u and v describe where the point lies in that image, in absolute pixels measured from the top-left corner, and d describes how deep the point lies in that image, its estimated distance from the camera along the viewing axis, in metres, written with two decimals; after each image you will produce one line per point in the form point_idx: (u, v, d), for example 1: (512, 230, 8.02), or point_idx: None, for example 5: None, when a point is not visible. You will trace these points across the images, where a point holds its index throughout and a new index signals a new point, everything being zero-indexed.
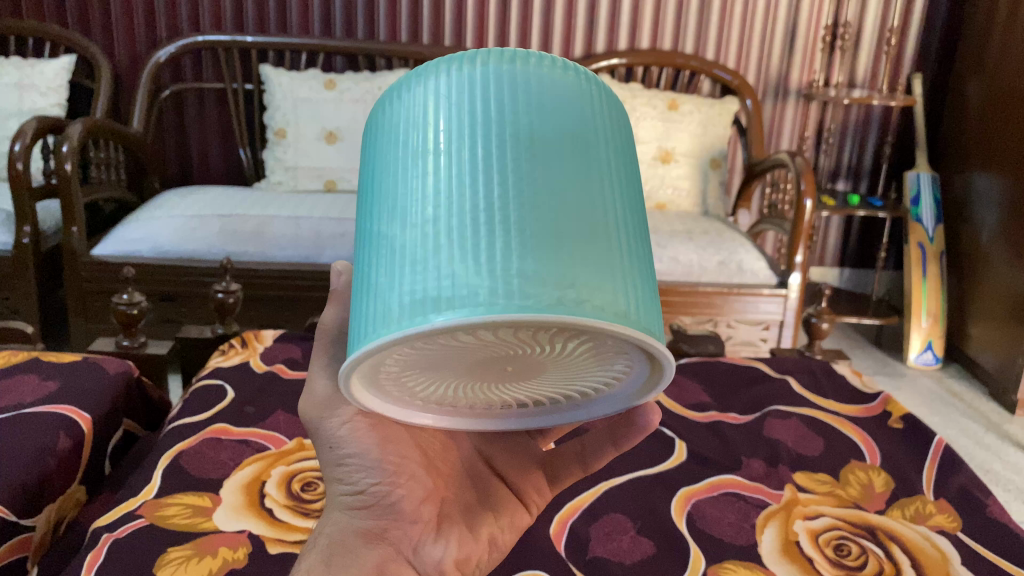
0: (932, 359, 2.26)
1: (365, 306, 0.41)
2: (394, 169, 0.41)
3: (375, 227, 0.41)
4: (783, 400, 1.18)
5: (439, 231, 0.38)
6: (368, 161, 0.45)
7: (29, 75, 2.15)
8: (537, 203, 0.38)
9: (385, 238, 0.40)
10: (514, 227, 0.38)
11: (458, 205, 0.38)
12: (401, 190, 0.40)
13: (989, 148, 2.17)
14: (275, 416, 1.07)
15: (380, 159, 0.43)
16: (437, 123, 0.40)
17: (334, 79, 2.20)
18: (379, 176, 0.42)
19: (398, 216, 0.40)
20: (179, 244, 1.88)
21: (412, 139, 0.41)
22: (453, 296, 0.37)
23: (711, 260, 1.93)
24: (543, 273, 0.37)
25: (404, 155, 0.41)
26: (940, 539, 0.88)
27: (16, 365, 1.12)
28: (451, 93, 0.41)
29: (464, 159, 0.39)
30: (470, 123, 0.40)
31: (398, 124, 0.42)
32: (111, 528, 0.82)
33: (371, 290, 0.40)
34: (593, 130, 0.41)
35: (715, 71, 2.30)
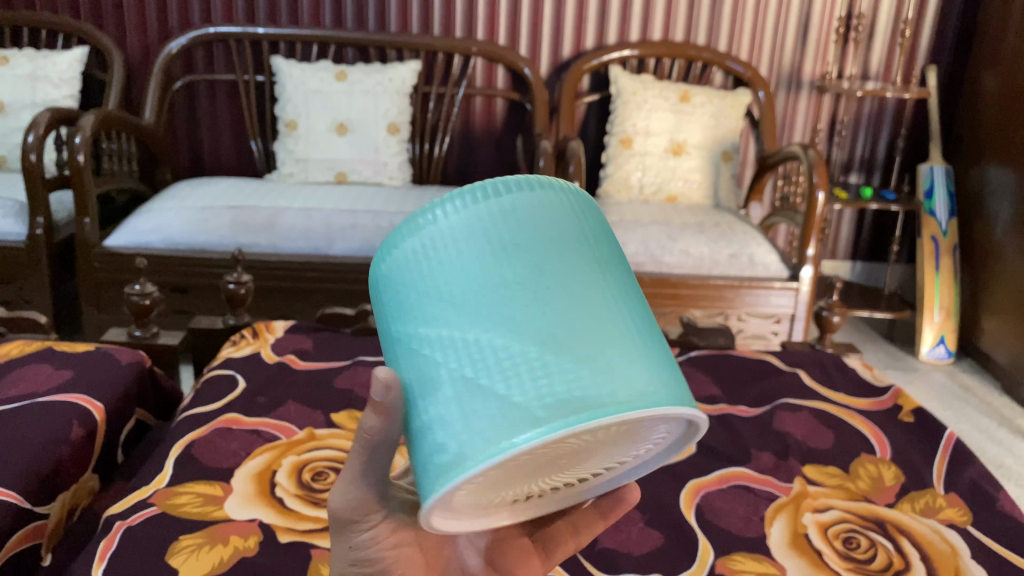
0: (944, 353, 2.25)
1: (433, 440, 0.41)
2: (429, 303, 0.41)
3: (422, 365, 0.42)
4: (793, 393, 1.17)
5: (494, 353, 0.40)
6: (385, 299, 0.44)
7: (42, 67, 2.16)
8: (581, 315, 0.40)
9: (439, 376, 0.41)
10: (573, 341, 0.40)
11: (513, 330, 0.40)
12: (440, 319, 0.41)
13: (1004, 141, 2.15)
14: (286, 406, 1.07)
15: (406, 297, 0.43)
16: (469, 255, 0.41)
17: (345, 70, 2.20)
18: (410, 314, 0.42)
19: (450, 351, 0.41)
20: (191, 235, 1.89)
21: (433, 278, 0.42)
22: (538, 414, 0.39)
23: (722, 253, 1.93)
24: (612, 379, 0.40)
25: (438, 289, 0.41)
26: (950, 533, 0.88)
27: (30, 354, 1.13)
28: (475, 223, 0.42)
29: (508, 283, 0.40)
30: (506, 249, 0.41)
31: (422, 259, 0.42)
32: (124, 515, 0.83)
33: (436, 426, 0.41)
34: (596, 235, 0.44)
35: (727, 62, 2.29)
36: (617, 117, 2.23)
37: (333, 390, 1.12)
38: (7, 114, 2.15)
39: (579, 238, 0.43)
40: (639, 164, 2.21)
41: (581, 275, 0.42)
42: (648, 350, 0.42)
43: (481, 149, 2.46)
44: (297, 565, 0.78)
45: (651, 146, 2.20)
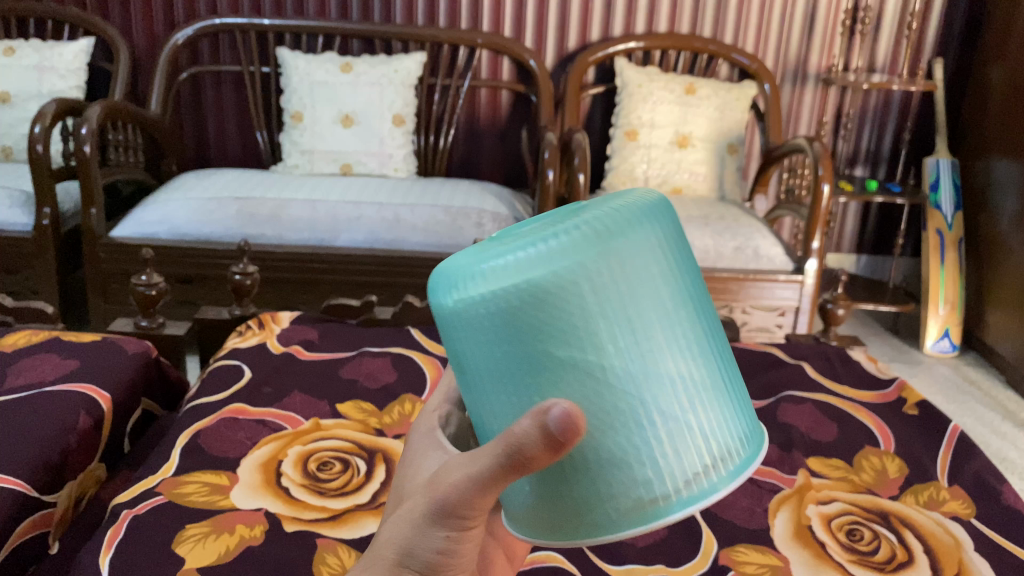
0: (949, 347, 2.25)
1: (621, 480, 0.36)
2: (617, 336, 0.35)
3: (606, 397, 0.35)
4: (798, 385, 1.17)
5: (633, 427, 0.36)
6: (538, 320, 0.35)
7: (49, 58, 2.17)
8: (703, 373, 0.37)
9: (632, 414, 0.36)
10: (728, 374, 0.40)
11: (701, 367, 0.38)
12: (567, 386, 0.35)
13: (1011, 134, 2.14)
14: (291, 396, 1.07)
15: (590, 324, 0.35)
16: (663, 284, 0.36)
17: (351, 62, 2.20)
18: (593, 344, 0.35)
19: (650, 389, 0.36)
20: (197, 226, 1.90)
21: (556, 342, 0.35)
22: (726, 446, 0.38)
23: (727, 245, 1.93)
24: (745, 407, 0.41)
25: (636, 321, 0.35)
26: (954, 525, 0.88)
27: (37, 344, 1.14)
28: (661, 249, 0.37)
29: (692, 317, 0.38)
30: (684, 281, 0.38)
31: (617, 282, 0.35)
32: (131, 504, 0.83)
33: (624, 461, 0.36)
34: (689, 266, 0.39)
35: (733, 55, 2.28)
36: (622, 109, 2.22)
37: (338, 380, 1.13)
38: (13, 105, 2.15)
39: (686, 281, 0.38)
40: (644, 157, 2.20)
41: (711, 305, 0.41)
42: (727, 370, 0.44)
43: (485, 141, 2.45)
44: (304, 553, 0.79)
45: (657, 139, 2.20)
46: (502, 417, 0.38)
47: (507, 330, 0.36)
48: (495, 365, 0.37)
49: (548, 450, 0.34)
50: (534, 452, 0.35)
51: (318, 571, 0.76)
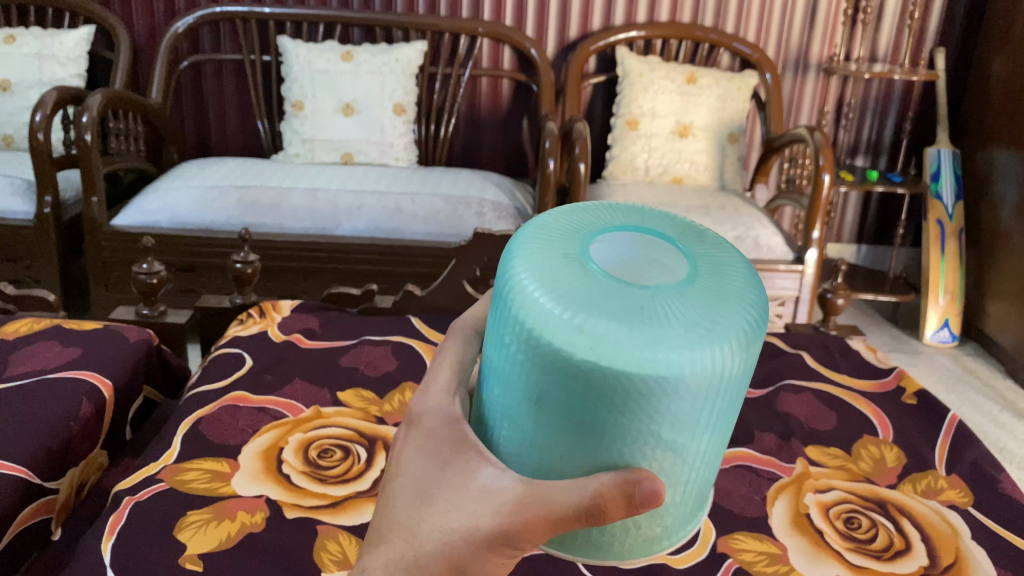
0: (949, 337, 2.25)
1: (646, 526, 0.41)
2: (699, 420, 0.38)
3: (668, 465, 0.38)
4: (797, 374, 1.18)
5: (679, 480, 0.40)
6: (651, 403, 0.36)
7: (49, 45, 2.16)
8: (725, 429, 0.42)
9: (680, 473, 0.39)
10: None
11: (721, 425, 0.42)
12: (654, 442, 0.37)
13: (1013, 124, 2.14)
14: (292, 384, 1.08)
15: (688, 412, 0.37)
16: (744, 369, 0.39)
17: (351, 51, 2.19)
18: (682, 427, 0.37)
19: (696, 456, 0.40)
20: (197, 214, 1.90)
21: (667, 414, 0.36)
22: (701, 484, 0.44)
23: (727, 235, 1.93)
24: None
25: (716, 408, 0.38)
26: (951, 513, 0.88)
27: (39, 332, 1.14)
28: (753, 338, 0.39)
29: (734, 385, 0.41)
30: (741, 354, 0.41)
31: (724, 380, 0.37)
32: (133, 490, 0.84)
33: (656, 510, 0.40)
34: None
35: (734, 44, 2.27)
36: (623, 98, 2.22)
37: (338, 368, 1.13)
38: (14, 93, 2.15)
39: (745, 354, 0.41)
40: (644, 146, 2.20)
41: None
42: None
43: (486, 130, 2.45)
44: (305, 540, 0.79)
45: (658, 128, 2.20)
46: (551, 449, 0.39)
47: (616, 400, 0.36)
48: (588, 410, 0.36)
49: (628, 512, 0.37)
50: (607, 512, 0.37)
51: (319, 559, 0.77)
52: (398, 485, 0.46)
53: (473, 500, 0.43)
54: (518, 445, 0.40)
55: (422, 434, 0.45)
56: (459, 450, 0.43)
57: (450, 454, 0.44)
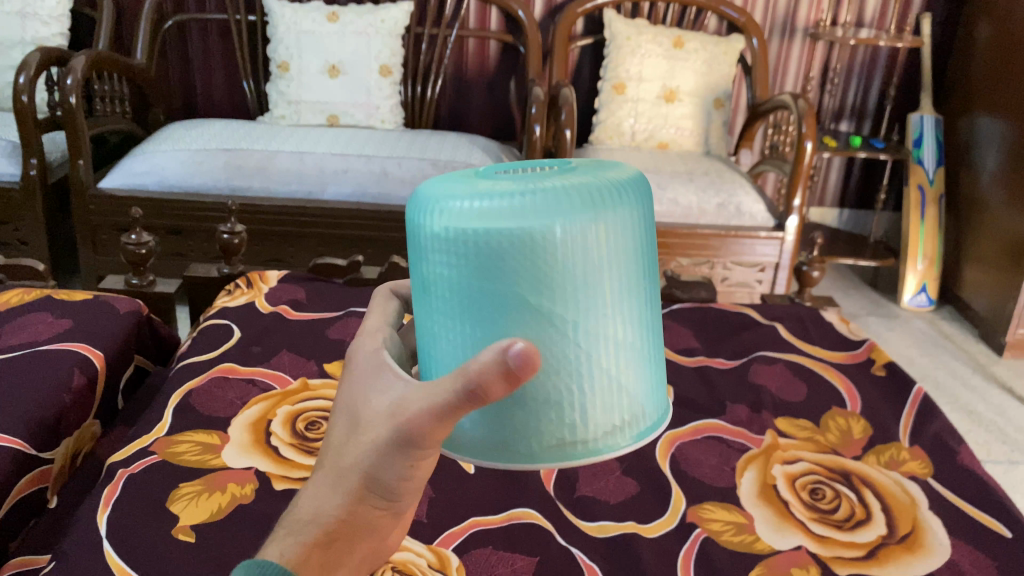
0: (926, 301, 2.29)
1: (554, 423, 0.39)
2: (582, 291, 0.38)
3: (558, 344, 0.38)
4: (771, 346, 1.21)
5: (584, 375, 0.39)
6: (519, 265, 0.37)
7: (31, 4, 2.14)
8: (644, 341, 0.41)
9: (581, 367, 0.39)
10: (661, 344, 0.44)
11: (640, 330, 0.41)
12: (542, 321, 0.38)
13: (995, 91, 2.16)
14: (279, 355, 1.11)
15: (561, 278, 0.37)
16: (628, 247, 0.39)
17: (337, 11, 2.18)
18: (564, 296, 0.38)
19: (597, 344, 0.39)
20: (184, 178, 1.91)
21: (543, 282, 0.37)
22: (644, 409, 0.42)
23: (710, 202, 1.95)
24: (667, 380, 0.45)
25: (596, 277, 0.38)
26: (911, 484, 0.93)
27: (31, 303, 1.16)
28: (636, 223, 0.40)
29: (642, 281, 0.41)
30: (644, 249, 0.41)
31: (594, 248, 0.38)
32: (127, 463, 0.87)
33: (563, 406, 0.39)
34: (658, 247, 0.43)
35: (722, 8, 2.27)
36: (610, 62, 2.22)
37: (325, 340, 1.16)
38: None
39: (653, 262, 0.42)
40: (631, 111, 2.21)
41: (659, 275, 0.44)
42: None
43: (474, 92, 2.45)
44: None
45: (644, 93, 2.20)
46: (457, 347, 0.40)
47: (490, 266, 0.37)
48: (470, 288, 0.38)
49: (506, 381, 0.36)
50: (488, 390, 0.37)
51: None
52: (334, 422, 0.50)
53: (382, 418, 0.46)
54: (436, 355, 0.42)
55: (351, 367, 0.49)
56: (378, 372, 0.47)
57: (371, 380, 0.47)
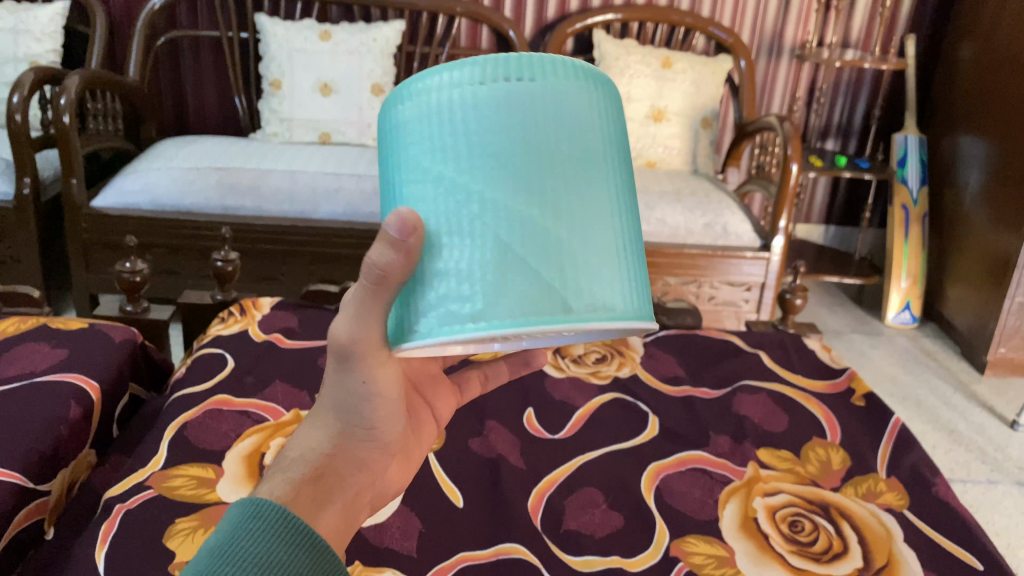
0: (909, 318, 2.33)
1: (448, 292, 0.44)
2: (473, 159, 0.44)
3: (454, 208, 0.44)
4: (754, 375, 1.24)
5: (483, 245, 0.43)
6: (423, 132, 0.46)
7: (23, 21, 2.15)
8: (567, 224, 0.44)
9: (475, 235, 0.44)
10: (595, 239, 0.45)
11: (550, 210, 0.44)
12: (442, 186, 0.45)
13: (978, 112, 2.19)
14: (273, 386, 1.13)
15: (454, 146, 0.45)
16: (525, 126, 0.44)
17: (330, 30, 2.20)
18: (457, 161, 0.44)
19: (493, 214, 0.44)
20: (177, 196, 1.93)
21: (441, 149, 0.45)
22: (554, 290, 0.43)
23: (697, 222, 1.98)
24: (619, 287, 0.46)
25: (488, 148, 0.44)
26: (887, 517, 0.95)
27: (27, 332, 1.18)
28: (542, 106, 0.45)
29: (553, 163, 0.44)
30: (559, 137, 0.45)
31: (486, 116, 0.44)
32: (123, 498, 0.89)
33: (456, 278, 0.44)
34: (601, 144, 0.46)
35: (710, 28, 2.30)
36: None
37: (317, 370, 1.18)
38: None
39: (578, 149, 0.45)
40: None
41: (609, 178, 0.47)
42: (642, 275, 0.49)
43: None
44: None
45: (632, 112, 2.22)
46: None
47: (408, 138, 0.46)
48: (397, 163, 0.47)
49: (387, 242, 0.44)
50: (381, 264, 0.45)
51: None
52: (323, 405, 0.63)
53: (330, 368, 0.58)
54: None
55: None
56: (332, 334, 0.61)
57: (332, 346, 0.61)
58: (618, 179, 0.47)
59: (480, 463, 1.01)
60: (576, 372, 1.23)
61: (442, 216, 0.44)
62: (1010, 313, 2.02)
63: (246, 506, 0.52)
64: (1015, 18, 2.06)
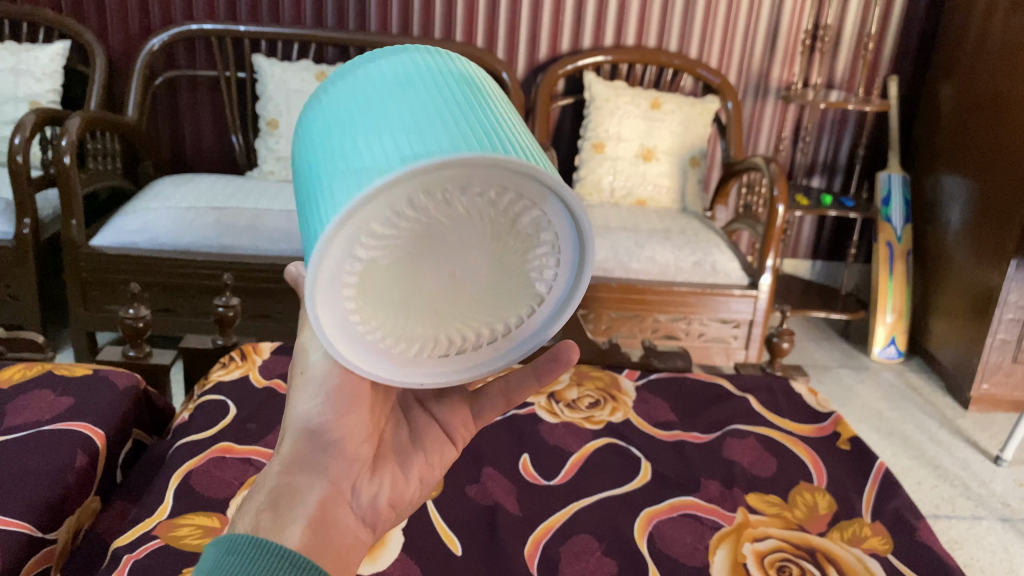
0: (895, 353, 2.37)
1: (324, 199, 0.47)
2: (318, 132, 0.51)
3: (324, 143, 0.50)
4: (742, 419, 1.28)
5: (344, 149, 0.47)
6: (305, 119, 0.54)
7: (24, 61, 2.18)
8: (420, 106, 0.47)
9: (340, 148, 0.48)
10: (405, 118, 0.47)
11: (358, 120, 0.48)
12: (316, 135, 0.51)
13: (957, 153, 2.26)
14: (273, 433, 1.16)
15: (321, 109, 0.52)
16: (369, 71, 0.52)
17: (326, 71, 2.24)
18: (326, 114, 0.52)
19: (352, 127, 0.48)
20: (175, 237, 1.95)
21: (315, 116, 0.52)
22: (361, 169, 0.45)
23: (686, 261, 2.03)
24: (443, 136, 0.45)
25: (329, 104, 0.52)
26: (872, 561, 0.97)
27: (33, 380, 1.20)
28: (350, 71, 0.53)
29: (376, 85, 0.50)
30: (376, 82, 0.51)
31: (345, 79, 0.53)
32: (130, 547, 0.91)
33: (331, 185, 0.47)
34: (451, 65, 0.52)
35: (699, 70, 2.36)
36: (590, 122, 2.31)
37: None
38: None
39: (426, 64, 0.51)
40: (610, 169, 2.28)
41: (426, 82, 0.50)
42: (518, 139, 0.49)
43: None
44: None
45: (623, 152, 2.28)
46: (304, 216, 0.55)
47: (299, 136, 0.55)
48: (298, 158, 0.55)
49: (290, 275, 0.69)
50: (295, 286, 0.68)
51: None
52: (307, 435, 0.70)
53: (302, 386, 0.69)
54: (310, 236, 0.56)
55: None
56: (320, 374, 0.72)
57: None
58: (439, 77, 0.50)
59: (478, 511, 1.04)
60: (570, 417, 1.26)
61: (316, 153, 0.50)
62: (993, 349, 2.07)
63: (221, 545, 0.57)
64: (993, 62, 2.12)
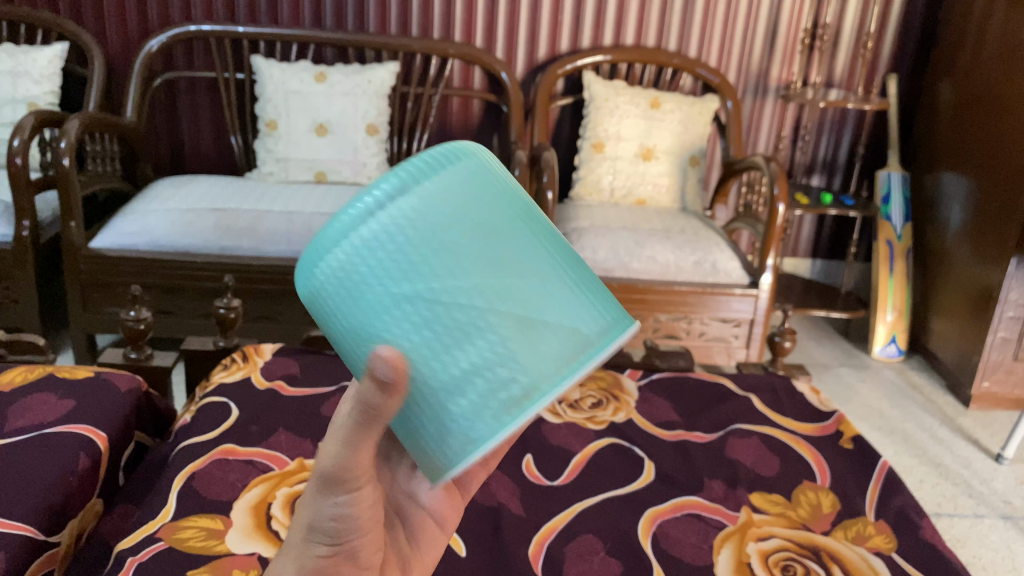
0: (895, 352, 2.37)
1: (498, 399, 0.36)
2: (426, 272, 0.36)
3: (455, 312, 0.35)
4: (745, 418, 1.28)
5: (509, 331, 0.36)
6: (375, 256, 0.36)
7: (22, 63, 2.18)
8: (571, 270, 0.38)
9: (501, 329, 0.35)
10: (573, 290, 0.38)
11: (515, 289, 0.36)
12: (425, 292, 0.36)
13: (955, 152, 2.27)
14: (276, 435, 1.16)
15: (415, 252, 0.36)
16: (477, 200, 0.37)
17: (325, 72, 2.24)
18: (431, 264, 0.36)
19: (510, 299, 0.36)
20: (175, 239, 1.95)
21: (403, 262, 0.36)
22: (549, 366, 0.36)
23: (687, 260, 2.03)
24: (610, 315, 0.39)
25: (431, 248, 0.36)
26: (876, 560, 0.97)
27: (33, 384, 1.20)
28: (447, 195, 0.36)
29: (507, 228, 0.37)
30: (499, 219, 0.37)
31: (443, 205, 0.36)
32: (134, 550, 0.90)
33: (507, 379, 0.35)
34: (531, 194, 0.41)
35: (699, 70, 2.36)
36: (589, 122, 2.31)
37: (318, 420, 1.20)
38: None
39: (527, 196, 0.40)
40: (610, 168, 2.29)
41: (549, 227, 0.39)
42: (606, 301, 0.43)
43: None
44: None
45: (622, 151, 2.28)
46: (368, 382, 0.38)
47: (353, 271, 0.36)
48: (349, 296, 0.37)
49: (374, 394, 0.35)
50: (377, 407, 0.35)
51: None
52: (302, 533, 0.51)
53: None
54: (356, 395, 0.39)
55: None
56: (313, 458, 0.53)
57: None
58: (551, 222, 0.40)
59: (482, 512, 1.04)
60: (573, 418, 1.26)
61: (443, 326, 0.35)
62: (993, 347, 2.07)
63: None
64: (992, 60, 2.13)
